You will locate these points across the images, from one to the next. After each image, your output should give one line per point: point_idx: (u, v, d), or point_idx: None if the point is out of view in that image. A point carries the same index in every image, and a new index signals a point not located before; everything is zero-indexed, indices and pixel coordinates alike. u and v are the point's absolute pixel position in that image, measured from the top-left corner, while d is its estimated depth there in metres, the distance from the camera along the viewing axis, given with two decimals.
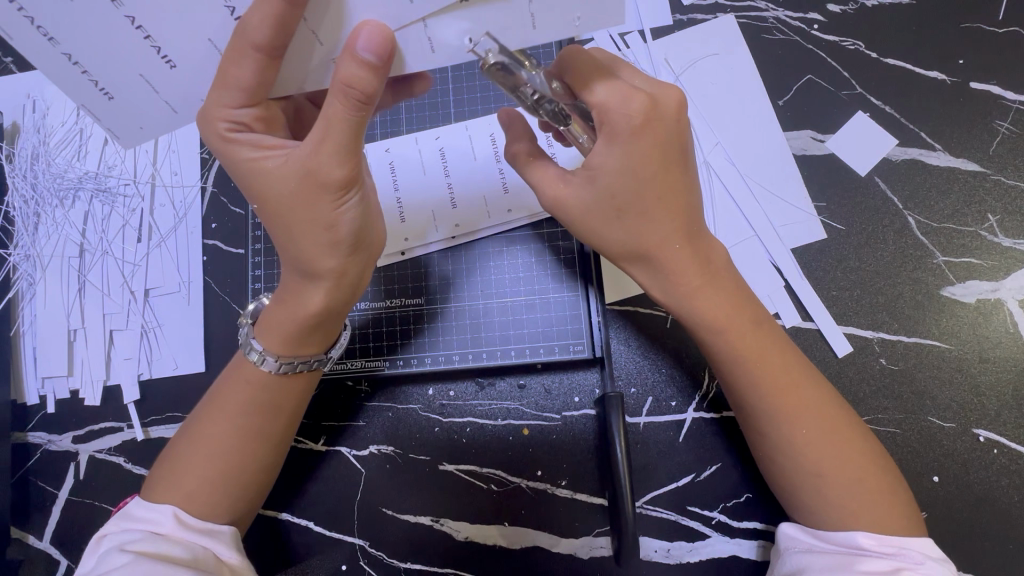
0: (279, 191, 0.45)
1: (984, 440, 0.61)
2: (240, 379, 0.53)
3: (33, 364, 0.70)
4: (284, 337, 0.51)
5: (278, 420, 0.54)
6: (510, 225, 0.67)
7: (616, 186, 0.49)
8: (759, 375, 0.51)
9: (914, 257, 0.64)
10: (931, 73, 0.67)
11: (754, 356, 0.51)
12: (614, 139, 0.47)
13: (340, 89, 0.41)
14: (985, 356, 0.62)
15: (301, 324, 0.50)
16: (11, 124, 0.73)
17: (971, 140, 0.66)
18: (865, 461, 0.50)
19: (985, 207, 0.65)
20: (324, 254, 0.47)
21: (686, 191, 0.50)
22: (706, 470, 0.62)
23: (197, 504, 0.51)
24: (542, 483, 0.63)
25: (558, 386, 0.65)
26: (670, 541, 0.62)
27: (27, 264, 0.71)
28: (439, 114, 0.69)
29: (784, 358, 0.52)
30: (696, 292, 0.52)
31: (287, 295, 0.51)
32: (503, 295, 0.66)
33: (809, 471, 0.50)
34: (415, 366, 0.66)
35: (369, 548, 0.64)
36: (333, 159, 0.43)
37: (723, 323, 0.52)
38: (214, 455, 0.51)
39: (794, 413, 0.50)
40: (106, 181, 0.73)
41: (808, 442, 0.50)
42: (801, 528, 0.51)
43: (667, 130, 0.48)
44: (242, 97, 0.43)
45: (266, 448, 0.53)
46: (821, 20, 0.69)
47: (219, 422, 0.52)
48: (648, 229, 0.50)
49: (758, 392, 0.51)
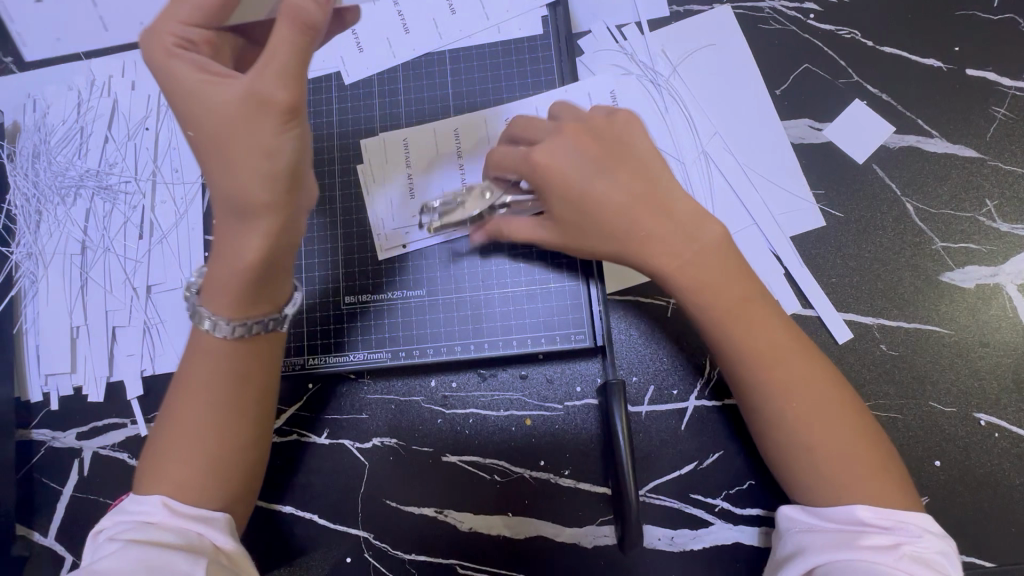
0: (218, 113, 0.46)
1: (986, 424, 0.61)
2: (198, 357, 0.52)
3: (37, 361, 0.70)
4: (227, 288, 0.50)
5: (246, 389, 0.53)
6: None
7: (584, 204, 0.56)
8: (746, 348, 0.52)
9: (913, 243, 0.65)
10: (928, 61, 0.67)
11: (734, 316, 0.52)
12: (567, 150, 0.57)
13: (288, 15, 0.45)
14: (985, 341, 0.63)
15: (239, 266, 0.49)
16: (13, 123, 0.74)
17: (968, 127, 0.66)
18: (860, 439, 0.50)
19: (983, 192, 0.65)
20: (259, 183, 0.47)
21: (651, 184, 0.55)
22: (709, 458, 0.62)
23: (190, 492, 0.50)
24: (545, 473, 0.64)
25: (560, 376, 0.65)
26: (673, 528, 0.62)
27: (30, 262, 0.72)
28: (439, 107, 0.70)
29: (778, 338, 0.52)
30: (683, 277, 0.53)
31: (224, 238, 0.50)
32: (460, 240, 0.68)
33: (805, 447, 0.50)
34: (417, 357, 0.66)
35: (373, 540, 0.64)
36: (274, 82, 0.46)
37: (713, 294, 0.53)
38: (190, 434, 0.51)
39: (776, 391, 0.51)
40: (107, 178, 0.73)
41: (802, 415, 0.50)
42: (802, 509, 0.50)
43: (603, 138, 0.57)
44: (201, 17, 0.48)
45: (237, 420, 0.52)
46: (817, 9, 0.69)
47: (196, 408, 0.51)
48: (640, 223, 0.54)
49: (749, 365, 0.52)
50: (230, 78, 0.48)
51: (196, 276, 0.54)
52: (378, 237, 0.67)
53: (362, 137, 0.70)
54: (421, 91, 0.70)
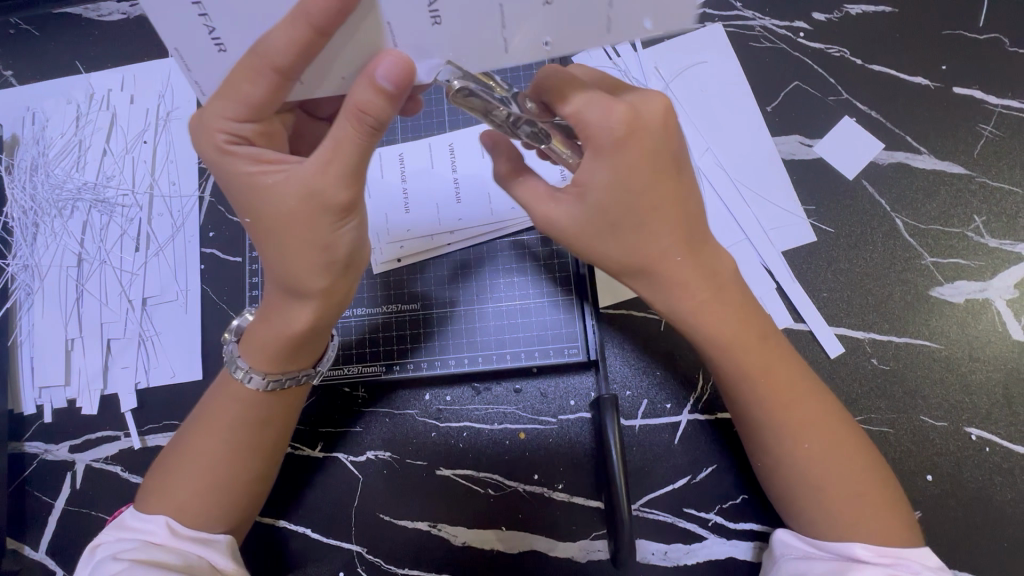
0: (277, 207, 0.45)
1: (977, 438, 0.61)
2: (225, 396, 0.53)
3: (31, 373, 0.70)
4: (268, 355, 0.51)
5: (266, 431, 0.54)
6: (507, 230, 0.68)
7: (611, 201, 0.47)
8: (756, 388, 0.51)
9: (903, 258, 0.65)
10: (916, 79, 0.69)
11: (760, 372, 0.51)
12: (600, 153, 0.46)
13: (354, 114, 0.42)
14: (975, 355, 0.63)
15: (287, 341, 0.50)
16: (12, 136, 0.75)
17: (956, 143, 0.67)
18: (865, 478, 0.50)
19: (971, 208, 0.66)
20: (315, 274, 0.47)
21: (684, 198, 0.49)
22: (702, 472, 0.62)
23: (190, 518, 0.51)
24: (539, 487, 0.64)
25: (554, 390, 0.65)
26: (667, 543, 0.62)
27: (26, 274, 0.72)
28: (435, 122, 0.70)
29: (789, 376, 0.52)
30: (699, 312, 0.50)
31: (271, 313, 0.51)
32: (513, 307, 0.67)
33: (808, 484, 0.50)
34: (413, 371, 0.66)
35: (366, 554, 0.64)
36: (337, 183, 0.44)
37: (731, 341, 0.51)
38: (204, 467, 0.52)
39: (793, 430, 0.51)
40: (105, 191, 0.73)
41: (812, 456, 0.50)
42: (796, 535, 0.52)
43: (654, 136, 0.46)
44: (244, 111, 0.44)
45: (254, 458, 0.53)
46: (807, 28, 0.70)
47: (208, 439, 0.52)
48: (653, 241, 0.49)
49: (766, 402, 0.51)
50: (286, 166, 0.46)
51: (235, 326, 0.58)
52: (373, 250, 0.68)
53: None
54: None
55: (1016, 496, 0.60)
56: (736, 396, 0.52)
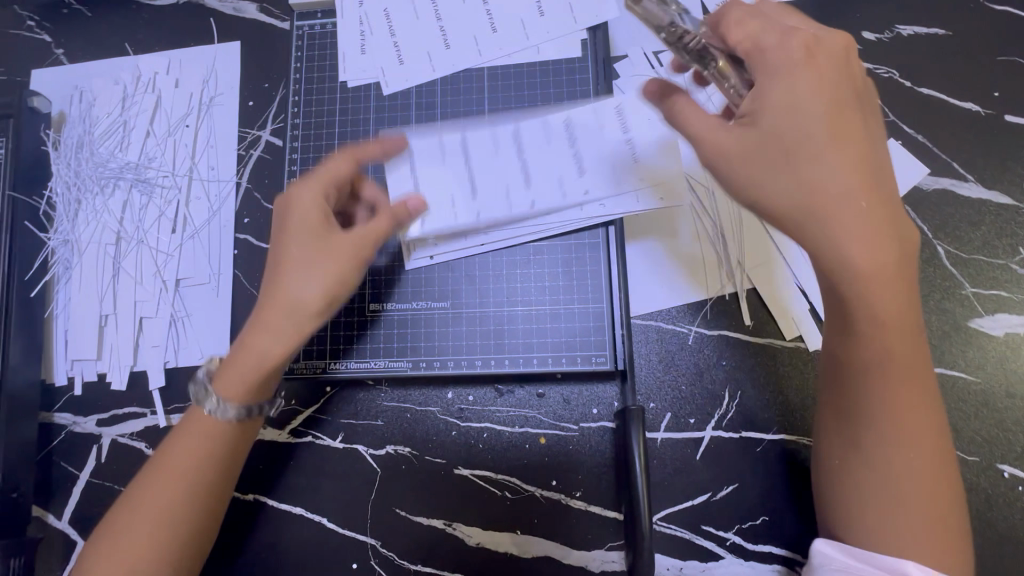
0: (300, 218, 0.55)
1: (1009, 475, 0.60)
2: (191, 427, 0.54)
3: (64, 346, 0.72)
4: (234, 385, 0.53)
5: (225, 461, 0.55)
6: (574, 220, 0.64)
7: (786, 127, 0.45)
8: (885, 336, 0.44)
9: (942, 287, 0.64)
10: (966, 104, 0.67)
11: (895, 321, 0.43)
12: (769, 78, 0.46)
13: (349, 156, 0.58)
14: (1013, 391, 0.62)
15: (252, 377, 0.53)
16: (59, 113, 0.77)
17: (1005, 173, 0.66)
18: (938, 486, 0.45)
19: (1017, 240, 0.64)
20: (303, 277, 0.53)
21: (863, 138, 0.45)
22: (723, 490, 0.62)
23: (141, 562, 0.50)
24: (556, 493, 0.63)
25: (577, 397, 0.65)
26: (683, 559, 0.61)
27: (66, 249, 0.74)
28: (475, 122, 0.70)
29: (908, 364, 0.45)
30: (868, 274, 0.42)
31: (240, 356, 0.54)
32: (530, 304, 0.66)
33: (875, 463, 0.45)
34: (439, 369, 0.65)
35: (380, 547, 0.64)
36: (307, 195, 0.56)
37: (881, 275, 0.42)
38: (158, 513, 0.52)
39: (891, 409, 0.45)
40: (146, 172, 0.75)
41: (896, 436, 0.45)
42: (836, 547, 0.47)
43: (835, 74, 0.46)
44: (305, 182, 0.57)
45: (208, 499, 0.54)
46: (856, 47, 0.69)
47: (164, 483, 0.52)
48: (822, 168, 0.44)
49: (878, 371, 0.45)
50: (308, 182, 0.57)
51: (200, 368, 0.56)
52: (405, 246, 0.67)
53: None
54: (457, 106, 0.70)
55: None
56: (857, 350, 0.45)
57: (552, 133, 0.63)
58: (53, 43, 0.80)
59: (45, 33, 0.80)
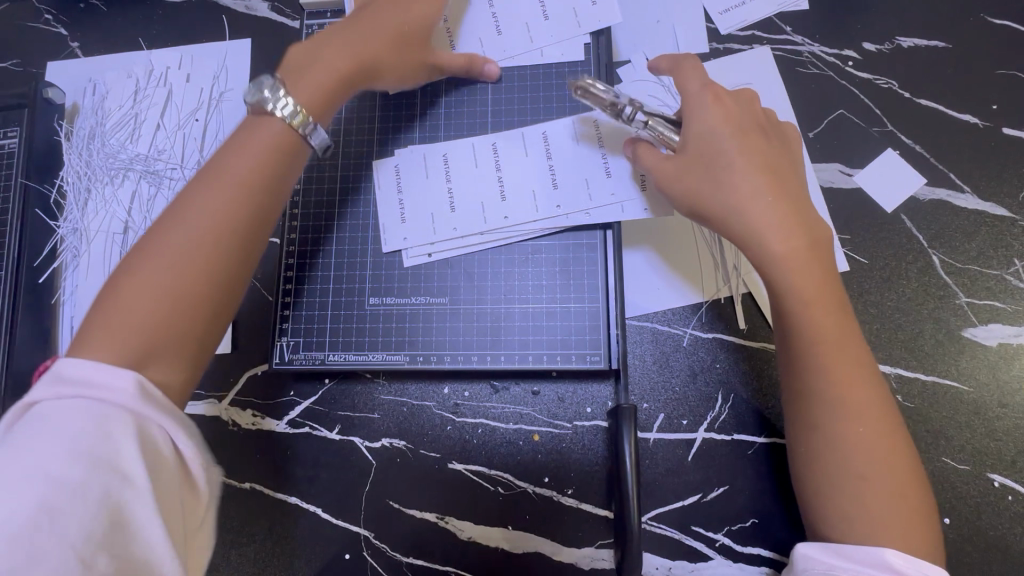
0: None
1: (999, 485, 0.60)
2: (179, 236, 0.48)
3: (70, 333, 0.73)
4: (244, 161, 0.51)
5: (233, 247, 0.49)
6: (554, 223, 0.65)
7: (705, 149, 0.55)
8: (820, 344, 0.50)
9: (937, 295, 0.65)
10: (964, 116, 0.68)
11: (828, 328, 0.50)
12: (694, 109, 0.56)
13: None
14: (1005, 401, 0.62)
15: (252, 174, 0.51)
16: (73, 104, 0.79)
17: (1001, 185, 0.66)
18: (890, 449, 0.48)
19: (1011, 251, 0.65)
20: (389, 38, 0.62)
21: (770, 159, 0.55)
22: (714, 491, 0.62)
23: (127, 347, 0.43)
24: (549, 490, 0.64)
25: (571, 396, 0.66)
26: (672, 559, 0.62)
27: (74, 237, 0.75)
28: (479, 121, 0.71)
29: (843, 331, 0.51)
30: (786, 259, 0.52)
31: (217, 174, 0.51)
32: (526, 302, 0.67)
33: (847, 470, 0.48)
34: (435, 363, 0.66)
35: (373, 539, 0.65)
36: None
37: (812, 292, 0.51)
38: (170, 246, 0.47)
39: (835, 375, 0.49)
40: (155, 163, 0.76)
41: (858, 434, 0.48)
42: (819, 549, 0.48)
43: (742, 112, 0.57)
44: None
45: (218, 267, 0.48)
46: (856, 57, 0.70)
47: (175, 233, 0.48)
48: (742, 183, 0.54)
49: (818, 344, 0.50)
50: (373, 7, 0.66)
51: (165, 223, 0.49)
52: (405, 243, 0.68)
53: (401, 147, 0.71)
54: (461, 104, 0.71)
55: None
56: (800, 358, 0.51)
57: (528, 144, 0.67)
58: (69, 36, 0.82)
59: (62, 27, 0.82)
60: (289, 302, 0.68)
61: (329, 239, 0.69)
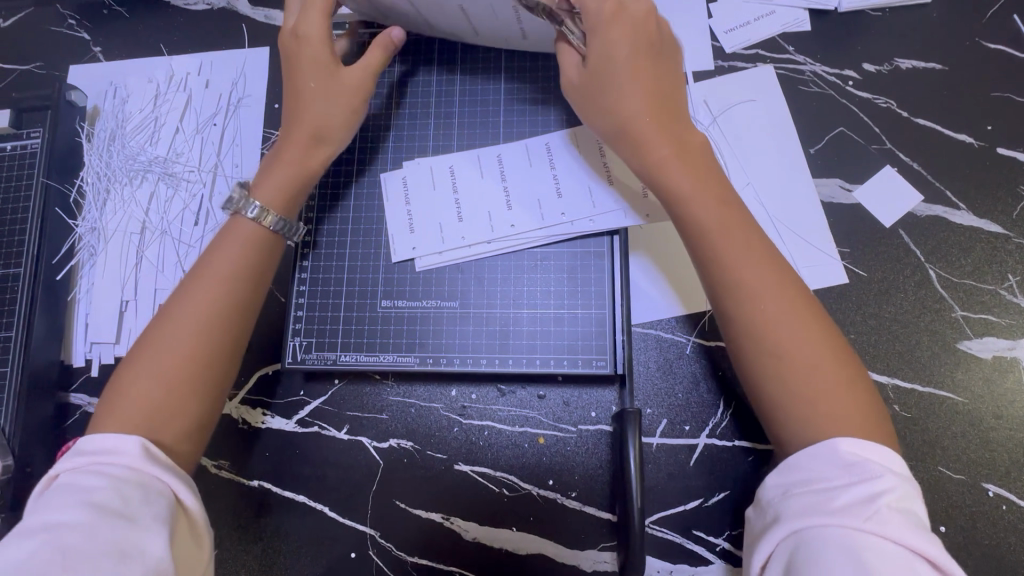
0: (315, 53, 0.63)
1: (993, 495, 0.62)
2: (173, 327, 0.55)
3: (84, 329, 0.75)
4: (237, 252, 0.58)
5: (216, 335, 0.55)
6: (561, 231, 0.68)
7: (606, 71, 0.58)
8: (725, 245, 0.53)
9: (933, 309, 0.66)
10: (960, 136, 0.70)
11: (723, 227, 0.54)
12: (596, 28, 0.57)
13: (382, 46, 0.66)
14: (1000, 413, 0.63)
15: (228, 268, 0.57)
16: (94, 107, 0.81)
17: (995, 203, 0.68)
18: (824, 342, 0.50)
19: (1006, 267, 0.67)
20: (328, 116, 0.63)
21: (664, 87, 0.59)
22: (715, 496, 0.63)
23: (153, 424, 0.51)
24: (553, 492, 0.65)
25: (576, 400, 0.67)
26: (673, 562, 0.63)
27: (92, 236, 0.77)
28: (490, 130, 0.73)
29: (747, 237, 0.54)
30: (695, 197, 0.55)
31: (202, 272, 0.58)
32: (534, 307, 0.68)
33: (775, 355, 0.50)
34: (444, 366, 0.68)
35: (379, 538, 0.66)
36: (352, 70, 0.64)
37: (696, 194, 0.55)
38: (166, 346, 0.54)
39: (748, 291, 0.51)
40: (173, 166, 0.78)
41: (776, 321, 0.50)
42: (778, 476, 0.47)
43: (652, 36, 0.59)
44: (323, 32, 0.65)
45: (213, 357, 0.55)
46: (856, 77, 0.73)
47: (173, 329, 0.54)
48: (632, 102, 0.58)
49: (730, 259, 0.53)
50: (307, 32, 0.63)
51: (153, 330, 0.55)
52: (416, 248, 0.70)
53: (414, 155, 0.73)
54: (474, 115, 0.73)
55: None
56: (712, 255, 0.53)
57: (534, 156, 0.70)
58: (91, 41, 0.84)
59: (85, 32, 0.84)
60: (303, 305, 0.70)
61: (343, 244, 0.71)
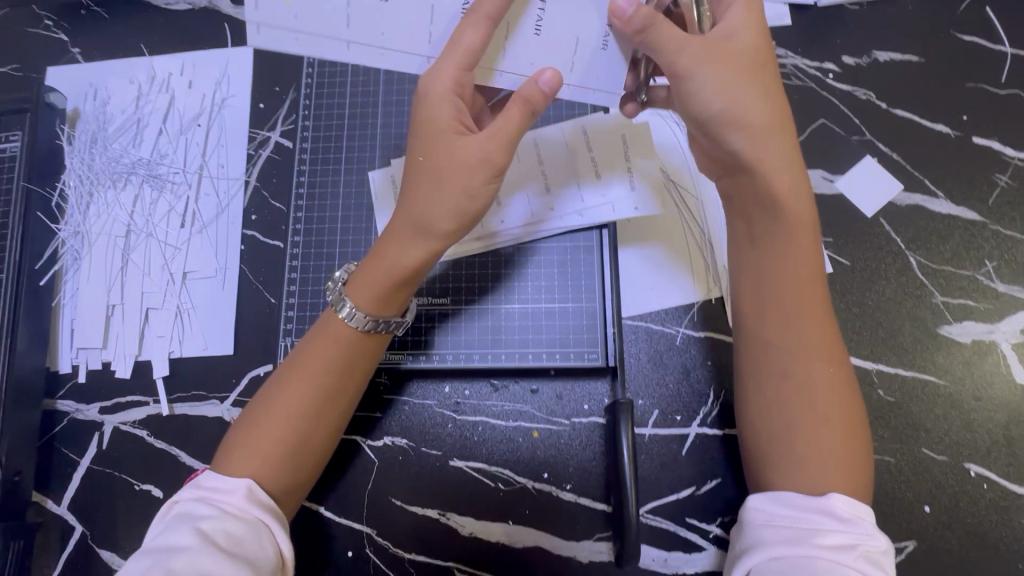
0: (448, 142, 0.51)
1: (975, 474, 0.63)
2: (284, 389, 0.53)
3: (70, 335, 0.74)
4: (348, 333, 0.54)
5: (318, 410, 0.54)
6: (552, 225, 0.69)
7: (744, 63, 0.51)
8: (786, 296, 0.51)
9: (914, 295, 0.68)
10: (938, 126, 0.72)
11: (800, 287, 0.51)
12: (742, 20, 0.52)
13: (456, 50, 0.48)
14: (980, 395, 0.65)
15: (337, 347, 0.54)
16: (73, 108, 0.80)
17: (971, 190, 0.70)
18: (845, 417, 0.49)
19: (983, 253, 0.69)
20: (444, 214, 0.51)
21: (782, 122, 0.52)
22: (707, 484, 0.64)
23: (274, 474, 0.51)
24: (547, 485, 0.66)
25: (569, 393, 0.68)
26: (667, 550, 0.64)
27: (76, 240, 0.76)
28: None
29: (820, 315, 0.51)
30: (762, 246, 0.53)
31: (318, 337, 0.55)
32: (526, 301, 0.69)
33: (791, 403, 0.49)
34: (437, 362, 0.68)
35: (376, 536, 0.66)
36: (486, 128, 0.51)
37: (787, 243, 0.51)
38: (280, 408, 0.52)
39: (784, 341, 0.51)
40: (158, 168, 0.78)
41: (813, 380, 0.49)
42: (770, 502, 0.47)
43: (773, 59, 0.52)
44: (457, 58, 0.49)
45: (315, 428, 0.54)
46: (836, 70, 0.74)
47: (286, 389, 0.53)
48: (754, 114, 0.51)
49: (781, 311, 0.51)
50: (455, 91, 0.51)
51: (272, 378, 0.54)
52: None
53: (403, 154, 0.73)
54: None
55: (1013, 535, 0.62)
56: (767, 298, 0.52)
57: (522, 151, 0.70)
58: (69, 41, 0.82)
59: (62, 33, 0.83)
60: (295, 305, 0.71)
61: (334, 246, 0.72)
